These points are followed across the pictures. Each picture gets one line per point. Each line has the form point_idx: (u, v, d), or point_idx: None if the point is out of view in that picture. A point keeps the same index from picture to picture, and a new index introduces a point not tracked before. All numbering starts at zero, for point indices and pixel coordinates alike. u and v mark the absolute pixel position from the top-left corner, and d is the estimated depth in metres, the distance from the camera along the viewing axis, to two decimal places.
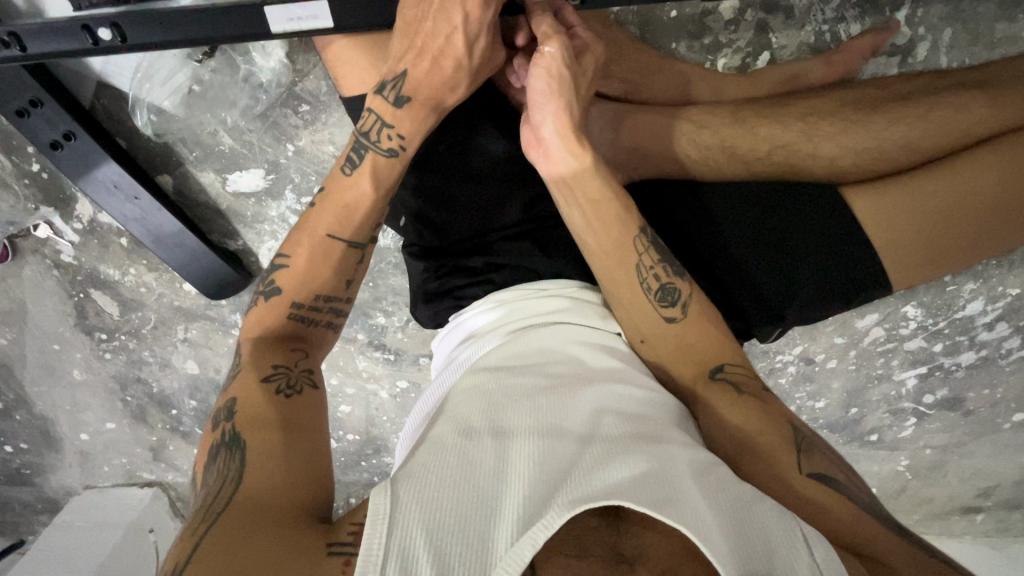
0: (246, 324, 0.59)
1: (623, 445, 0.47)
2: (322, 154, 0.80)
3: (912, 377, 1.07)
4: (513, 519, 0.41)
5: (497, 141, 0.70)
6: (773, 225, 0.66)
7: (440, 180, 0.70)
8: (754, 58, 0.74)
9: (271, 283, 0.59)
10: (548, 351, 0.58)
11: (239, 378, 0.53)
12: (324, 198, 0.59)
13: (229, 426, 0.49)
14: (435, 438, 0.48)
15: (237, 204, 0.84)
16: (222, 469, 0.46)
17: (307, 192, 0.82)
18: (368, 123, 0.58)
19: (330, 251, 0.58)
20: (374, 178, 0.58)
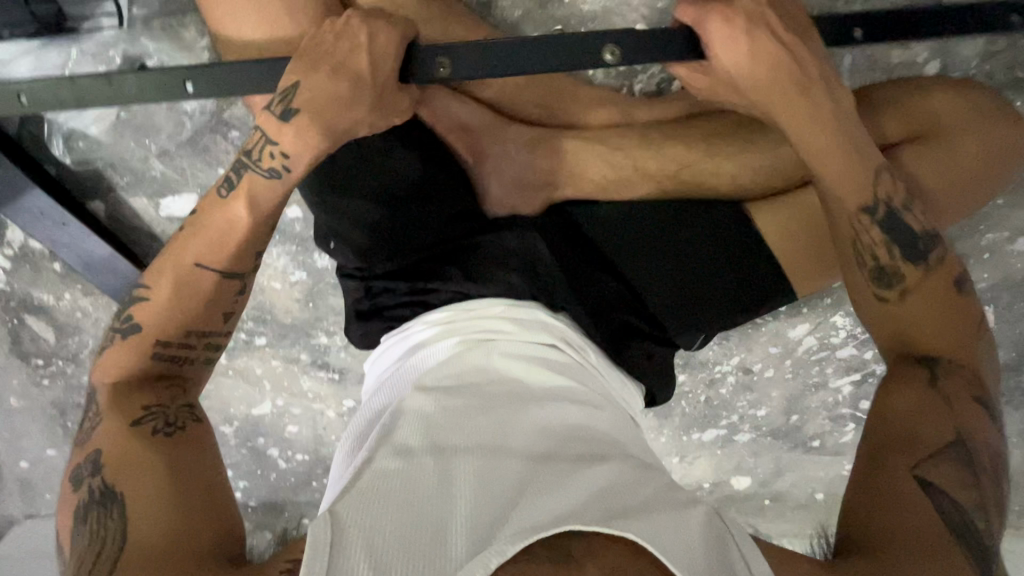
0: (103, 364, 0.58)
1: (566, 468, 0.53)
2: None
3: (846, 384, 1.11)
4: (456, 545, 0.46)
5: (419, 164, 0.71)
6: (689, 243, 0.72)
7: (366, 204, 0.70)
8: (668, 83, 0.77)
9: (131, 321, 0.58)
10: (484, 372, 0.63)
11: (101, 427, 0.54)
12: (195, 222, 0.58)
13: (95, 481, 0.51)
14: (378, 467, 0.53)
15: (172, 228, 0.84)
16: (99, 530, 0.48)
17: None
18: (254, 140, 0.56)
19: (198, 287, 0.58)
20: (250, 202, 0.57)
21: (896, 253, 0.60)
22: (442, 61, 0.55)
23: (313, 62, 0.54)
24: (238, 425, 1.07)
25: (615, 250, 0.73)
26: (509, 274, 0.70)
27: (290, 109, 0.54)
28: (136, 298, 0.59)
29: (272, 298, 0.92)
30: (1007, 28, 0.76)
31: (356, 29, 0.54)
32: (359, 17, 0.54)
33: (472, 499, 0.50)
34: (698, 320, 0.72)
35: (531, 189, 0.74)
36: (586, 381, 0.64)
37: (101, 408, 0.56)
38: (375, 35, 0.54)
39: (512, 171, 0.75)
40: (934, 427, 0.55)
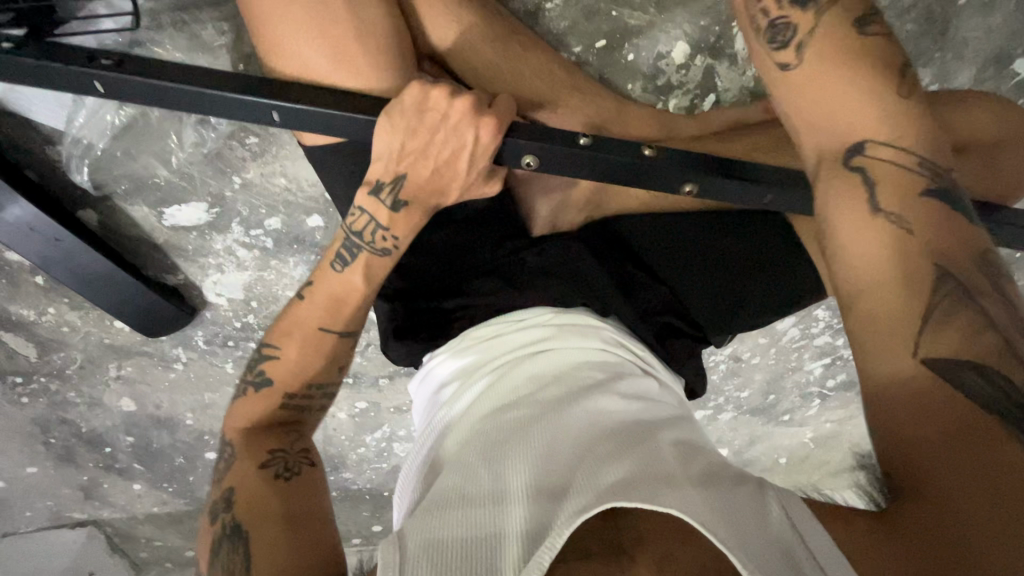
0: (237, 413, 0.62)
1: (613, 450, 0.50)
2: (272, 187, 0.75)
3: (818, 366, 1.23)
4: (517, 541, 0.44)
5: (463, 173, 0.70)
6: (724, 252, 0.75)
7: None
8: (702, 99, 0.78)
9: (263, 376, 0.62)
10: (529, 383, 0.62)
11: (235, 469, 0.58)
12: (314, 289, 0.62)
13: (228, 516, 0.55)
14: (437, 486, 0.53)
15: (176, 238, 0.78)
16: (232, 562, 0.51)
17: (257, 224, 0.78)
18: (363, 224, 0.59)
19: (320, 350, 0.62)
20: (369, 276, 0.61)
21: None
22: (529, 159, 0.58)
23: (422, 147, 0.56)
24: None
25: (654, 256, 0.76)
26: (554, 284, 0.70)
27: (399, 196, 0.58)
28: (264, 353, 0.63)
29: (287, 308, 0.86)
30: (997, 58, 0.82)
31: (463, 124, 0.56)
32: (468, 112, 0.56)
33: (524, 495, 0.48)
34: (733, 323, 0.76)
35: (573, 206, 0.77)
36: (627, 376, 0.63)
37: (235, 449, 0.59)
38: (481, 132, 0.56)
39: (559, 189, 0.77)
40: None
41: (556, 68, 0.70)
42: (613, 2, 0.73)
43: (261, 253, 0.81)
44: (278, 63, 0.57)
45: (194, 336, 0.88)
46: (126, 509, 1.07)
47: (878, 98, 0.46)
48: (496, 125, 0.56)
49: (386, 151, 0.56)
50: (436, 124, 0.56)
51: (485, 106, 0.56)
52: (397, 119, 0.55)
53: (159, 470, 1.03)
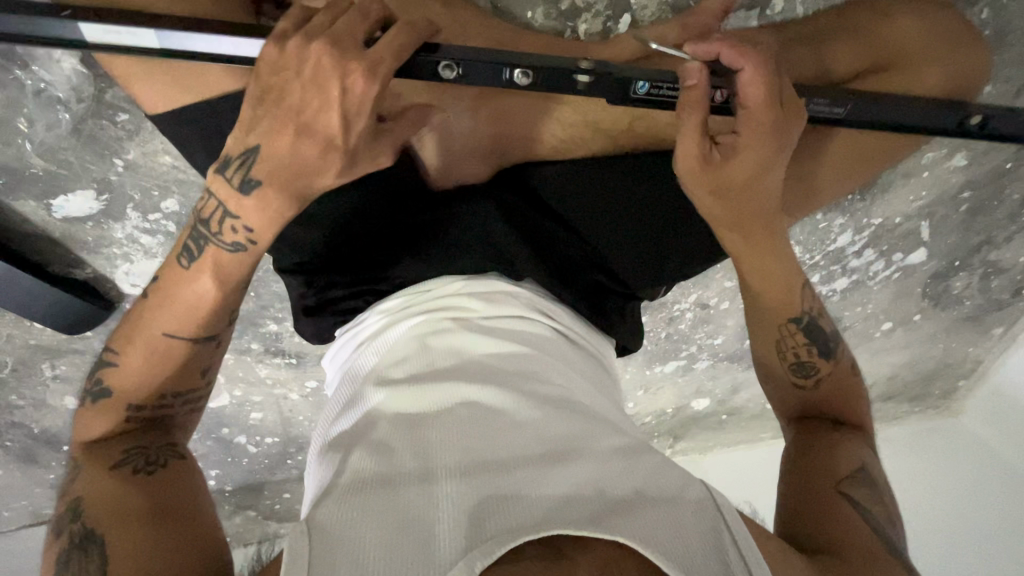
0: (84, 430, 0.57)
1: (554, 453, 0.49)
2: (158, 167, 0.71)
3: None
4: (447, 543, 0.42)
5: None
6: (652, 198, 0.68)
7: None
8: (615, 21, 0.70)
9: (100, 387, 0.58)
10: (457, 356, 0.57)
11: (82, 479, 0.52)
12: (156, 294, 0.57)
13: (77, 523, 0.49)
14: (358, 471, 0.49)
15: (72, 231, 0.74)
16: (83, 566, 0.46)
17: (153, 207, 0.74)
18: (210, 211, 0.53)
19: (170, 355, 0.57)
20: (217, 273, 0.55)
21: (814, 350, 0.65)
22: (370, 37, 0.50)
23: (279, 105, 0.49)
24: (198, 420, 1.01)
25: (570, 209, 0.69)
26: (463, 258, 0.64)
27: (247, 175, 0.52)
28: (105, 363, 0.58)
29: None
30: None
31: (327, 73, 0.48)
32: (330, 57, 0.47)
33: (456, 492, 0.45)
34: (663, 268, 0.72)
35: (476, 158, 0.69)
36: (557, 356, 0.60)
37: (78, 463, 0.54)
38: (348, 82, 0.48)
39: (459, 139, 0.68)
40: (846, 458, 0.58)
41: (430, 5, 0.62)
42: None
43: (165, 238, 0.77)
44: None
45: None
46: None
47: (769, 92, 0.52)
48: (366, 74, 0.48)
49: (242, 119, 0.51)
50: (289, 77, 0.48)
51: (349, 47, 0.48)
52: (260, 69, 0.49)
53: None
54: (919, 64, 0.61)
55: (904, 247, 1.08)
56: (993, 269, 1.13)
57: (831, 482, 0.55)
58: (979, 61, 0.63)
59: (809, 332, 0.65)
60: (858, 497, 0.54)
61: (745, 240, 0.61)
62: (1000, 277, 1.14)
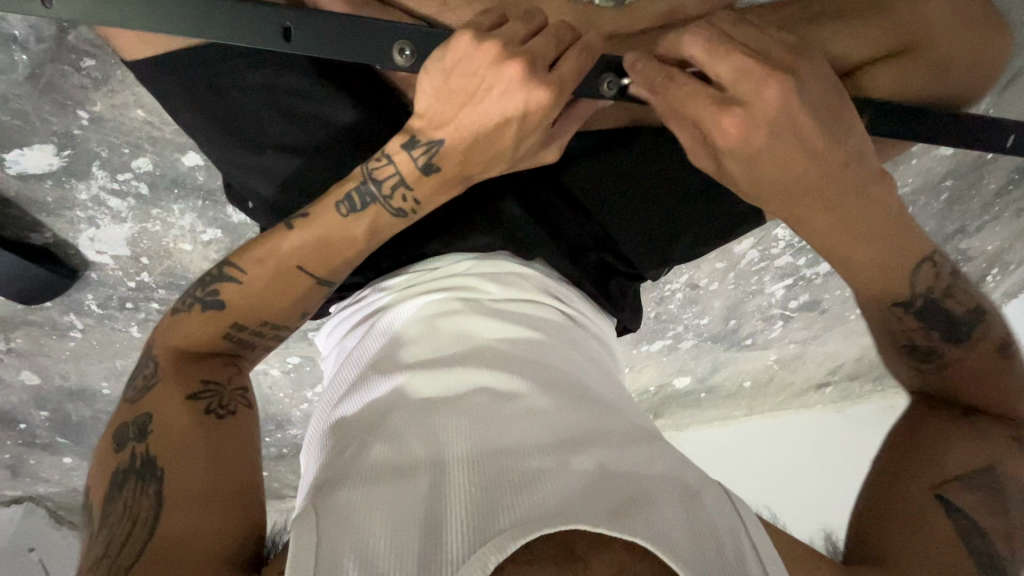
0: (168, 328, 0.47)
1: (567, 442, 0.47)
2: (129, 121, 0.64)
3: (780, 288, 1.17)
4: (460, 536, 0.40)
5: (348, 108, 0.52)
6: (658, 179, 0.66)
7: (286, 157, 0.52)
8: None
9: (213, 294, 0.47)
10: (467, 340, 0.55)
11: (156, 393, 0.44)
12: (305, 225, 0.47)
13: (138, 448, 0.42)
14: (366, 458, 0.46)
15: (28, 190, 0.67)
16: (130, 505, 0.39)
17: (123, 167, 0.67)
18: (386, 173, 0.47)
19: (289, 292, 0.47)
20: (375, 232, 0.48)
21: (934, 334, 0.54)
22: (402, 46, 0.45)
23: (455, 118, 0.45)
24: None
25: (579, 185, 0.65)
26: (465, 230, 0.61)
27: (436, 162, 0.47)
28: (221, 265, 0.48)
29: (184, 262, 0.78)
30: None
31: (510, 97, 0.43)
32: (519, 80, 0.43)
33: (466, 482, 0.43)
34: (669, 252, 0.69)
35: None
36: (568, 344, 0.58)
37: (159, 371, 0.45)
38: (531, 107, 0.44)
39: None
40: (964, 456, 0.50)
41: None
42: None
43: (136, 201, 0.71)
44: None
45: (84, 300, 0.79)
46: (62, 483, 1.02)
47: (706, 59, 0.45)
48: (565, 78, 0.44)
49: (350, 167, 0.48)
50: (480, 93, 0.44)
51: (542, 68, 0.43)
52: (424, 86, 0.44)
53: (86, 442, 0.97)
54: (937, 57, 0.60)
55: None
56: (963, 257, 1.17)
57: (925, 480, 0.49)
58: (998, 54, 0.62)
59: (932, 313, 0.54)
60: (961, 502, 0.48)
61: (837, 219, 0.49)
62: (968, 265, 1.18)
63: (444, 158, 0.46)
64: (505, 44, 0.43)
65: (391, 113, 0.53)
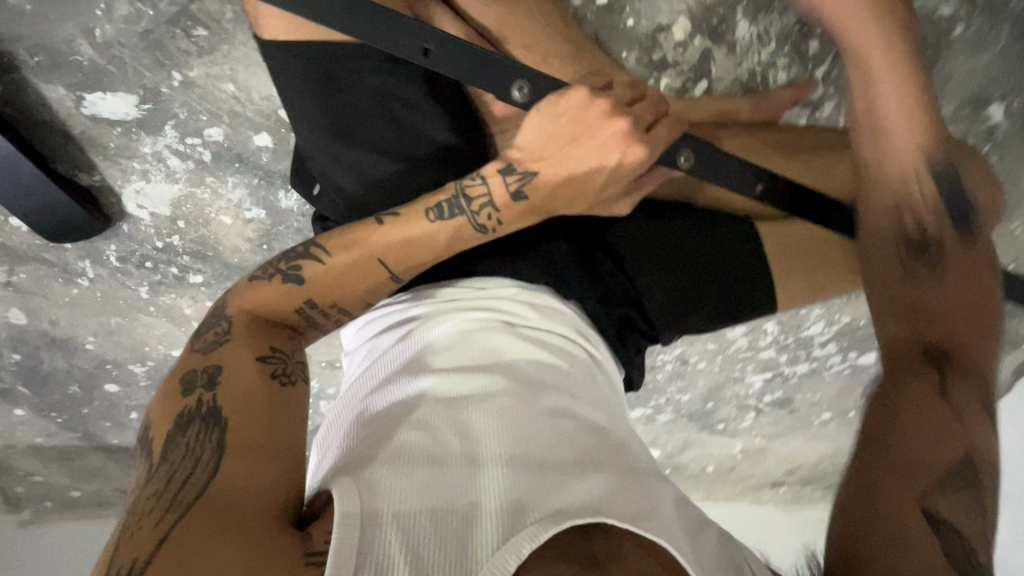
0: (248, 293, 0.53)
1: (591, 455, 0.50)
2: (217, 92, 0.67)
3: (758, 380, 1.24)
4: (493, 524, 0.41)
5: (446, 129, 0.58)
6: (696, 252, 0.69)
7: (379, 158, 0.56)
8: (694, 84, 0.74)
9: (296, 270, 0.53)
10: (501, 355, 0.57)
11: (229, 349, 0.50)
12: (394, 222, 0.53)
13: (207, 396, 0.47)
14: (398, 443, 0.47)
15: (95, 132, 0.68)
16: (195, 446, 0.44)
17: (195, 132, 0.69)
18: (478, 190, 0.53)
19: (363, 279, 0.53)
20: (454, 239, 0.53)
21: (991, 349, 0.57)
22: (521, 86, 0.53)
23: (553, 155, 0.51)
24: (152, 367, 0.92)
25: (619, 243, 0.69)
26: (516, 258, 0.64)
27: (526, 190, 0.52)
28: (307, 248, 0.54)
29: (219, 235, 0.79)
30: (974, 100, 0.75)
31: (609, 146, 0.51)
32: (621, 134, 0.50)
33: (501, 478, 0.45)
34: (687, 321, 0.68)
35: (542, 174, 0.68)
36: (590, 373, 0.60)
37: (233, 330, 0.51)
38: (625, 159, 0.51)
39: None
40: None
41: (551, 18, 0.63)
42: None
43: (195, 166, 0.72)
44: None
45: (106, 250, 0.78)
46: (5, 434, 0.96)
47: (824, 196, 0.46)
48: (644, 153, 0.51)
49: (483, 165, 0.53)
50: (584, 137, 0.51)
51: (639, 130, 0.50)
52: (533, 123, 0.51)
53: (48, 396, 0.92)
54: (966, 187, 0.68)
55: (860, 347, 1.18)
56: None
57: None
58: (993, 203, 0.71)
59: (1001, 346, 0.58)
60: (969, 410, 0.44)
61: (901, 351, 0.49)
62: None
63: (534, 188, 0.52)
64: (614, 103, 0.50)
65: (474, 144, 0.60)
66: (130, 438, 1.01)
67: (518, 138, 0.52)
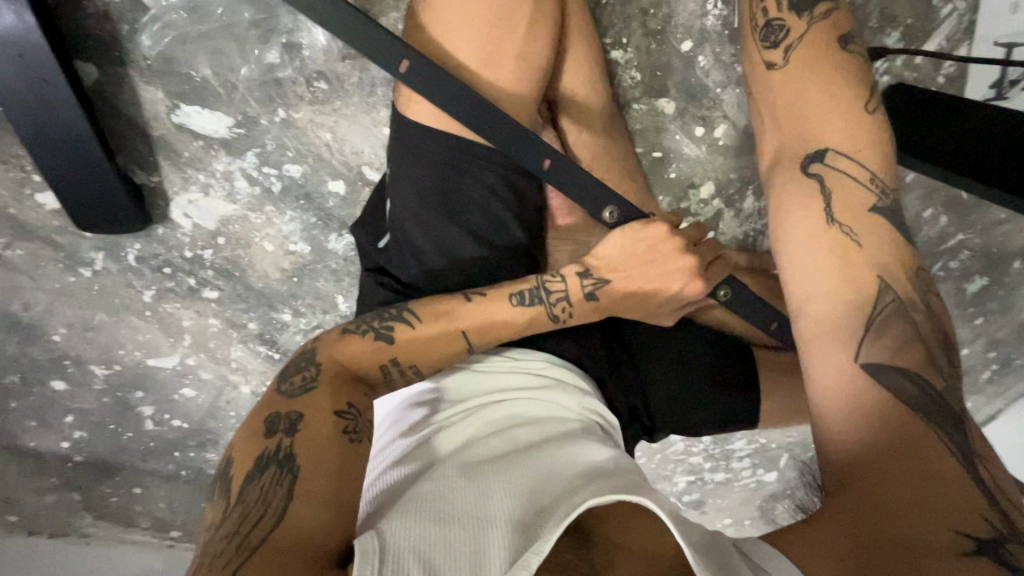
0: (338, 345, 0.56)
1: (586, 474, 0.49)
2: (314, 136, 0.71)
3: (682, 482, 1.36)
4: (501, 551, 0.42)
5: (524, 230, 0.67)
6: (701, 366, 0.73)
7: (464, 239, 0.65)
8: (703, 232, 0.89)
9: (387, 329, 0.58)
10: (520, 412, 0.58)
11: (310, 397, 0.51)
12: (479, 299, 0.60)
13: (287, 441, 0.48)
14: (406, 508, 0.45)
15: (175, 139, 0.69)
16: (270, 489, 0.44)
17: (275, 163, 0.72)
18: (557, 286, 0.62)
19: (446, 345, 0.59)
20: (530, 324, 0.61)
21: None
22: (610, 210, 0.62)
23: (628, 271, 0.62)
24: (116, 371, 0.85)
25: (636, 344, 0.72)
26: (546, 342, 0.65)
27: (597, 292, 0.62)
28: (398, 312, 0.59)
29: (254, 259, 0.79)
30: None
31: (677, 274, 0.62)
32: (688, 269, 0.61)
33: (509, 510, 0.45)
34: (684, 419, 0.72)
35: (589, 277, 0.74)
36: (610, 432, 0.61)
37: (318, 377, 0.53)
38: (686, 288, 0.62)
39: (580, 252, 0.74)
40: None
41: (620, 159, 0.75)
42: (680, 127, 0.83)
43: (260, 193, 0.74)
44: (433, 29, 0.61)
45: (127, 248, 0.76)
46: None
47: (836, 99, 0.49)
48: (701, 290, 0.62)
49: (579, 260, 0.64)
50: (654, 263, 0.62)
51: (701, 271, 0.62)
52: (613, 241, 0.62)
53: None
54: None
55: (768, 466, 1.35)
56: None
57: None
58: None
59: None
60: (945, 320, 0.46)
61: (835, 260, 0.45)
62: None
63: (604, 292, 0.62)
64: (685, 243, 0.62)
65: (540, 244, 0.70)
66: (52, 442, 0.91)
67: (601, 248, 0.63)
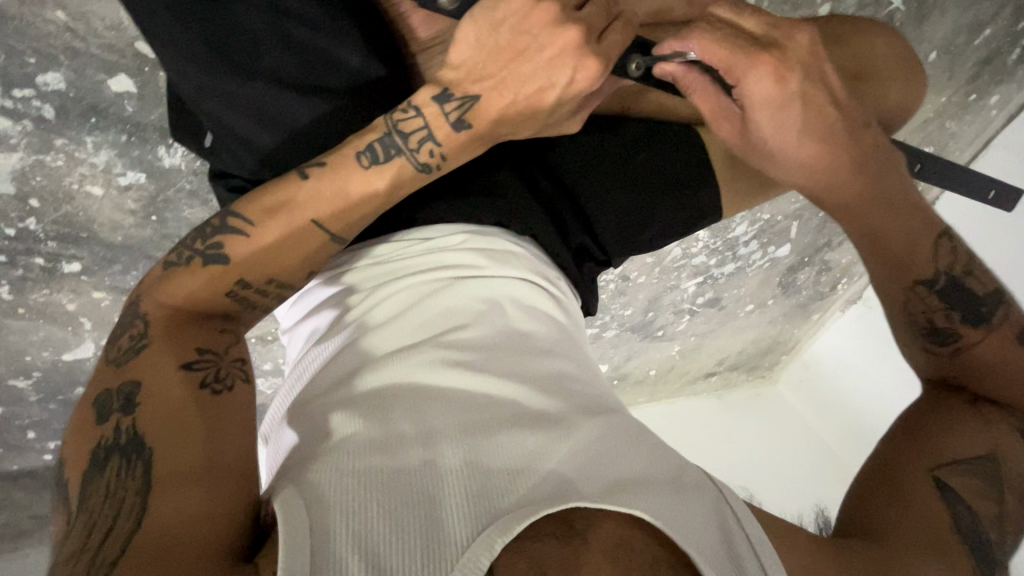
0: (165, 287, 0.44)
1: (550, 423, 0.44)
2: (45, 24, 0.52)
3: (691, 285, 1.25)
4: (456, 513, 0.37)
5: (365, 58, 0.49)
6: (638, 165, 0.66)
7: (278, 92, 0.47)
8: None
9: (217, 246, 0.45)
10: (454, 318, 0.51)
11: (144, 358, 0.41)
12: (321, 174, 0.45)
13: (125, 419, 0.38)
14: (342, 440, 0.42)
15: None
16: (116, 485, 0.36)
17: (21, 79, 0.54)
18: (413, 126, 0.45)
19: (301, 246, 0.46)
20: (395, 186, 0.46)
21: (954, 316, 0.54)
22: None
23: (498, 73, 0.44)
24: (40, 378, 0.77)
25: (563, 165, 0.64)
26: (444, 198, 0.57)
27: (468, 117, 0.45)
28: (225, 223, 0.45)
29: (92, 211, 0.65)
30: None
31: (559, 60, 0.43)
32: (571, 47, 0.42)
33: (462, 463, 0.40)
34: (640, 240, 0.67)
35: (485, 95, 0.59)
36: (569, 344, 0.54)
37: (150, 331, 0.42)
38: (578, 75, 0.44)
39: None
40: (961, 442, 0.51)
41: None
42: None
43: (34, 127, 0.57)
44: None
45: None
46: None
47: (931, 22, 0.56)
48: (598, 71, 0.44)
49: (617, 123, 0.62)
50: (530, 52, 0.43)
51: (594, 40, 0.43)
52: (462, 36, 0.43)
53: None
54: (877, 82, 0.65)
55: (777, 241, 1.23)
56: (826, 266, 1.32)
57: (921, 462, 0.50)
58: (918, 91, 0.69)
59: (944, 297, 0.55)
60: (955, 485, 0.48)
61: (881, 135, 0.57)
62: (828, 275, 1.35)
63: (477, 113, 0.45)
64: (561, 6, 0.42)
65: (399, 69, 0.52)
66: (34, 460, 0.86)
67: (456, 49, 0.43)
